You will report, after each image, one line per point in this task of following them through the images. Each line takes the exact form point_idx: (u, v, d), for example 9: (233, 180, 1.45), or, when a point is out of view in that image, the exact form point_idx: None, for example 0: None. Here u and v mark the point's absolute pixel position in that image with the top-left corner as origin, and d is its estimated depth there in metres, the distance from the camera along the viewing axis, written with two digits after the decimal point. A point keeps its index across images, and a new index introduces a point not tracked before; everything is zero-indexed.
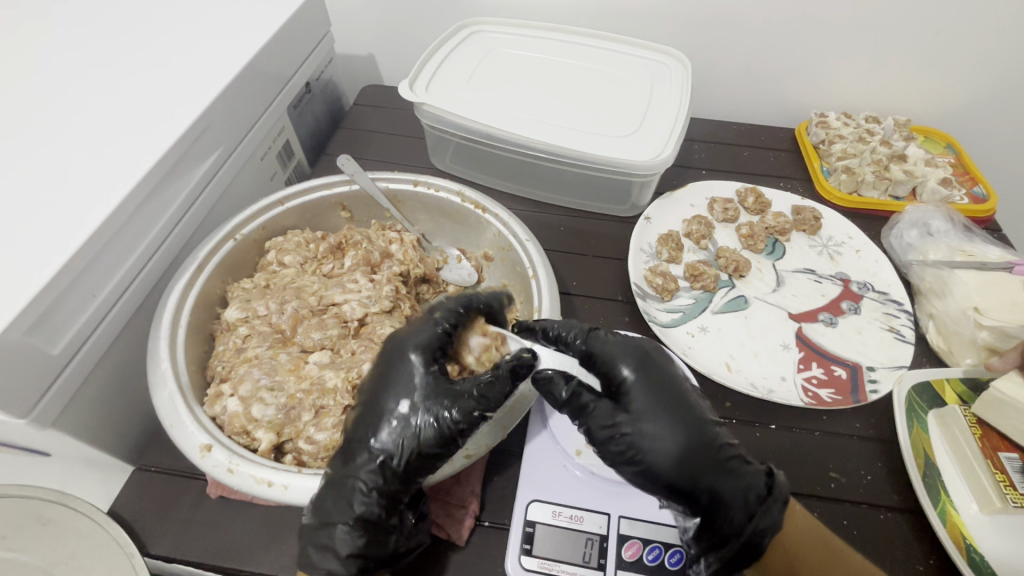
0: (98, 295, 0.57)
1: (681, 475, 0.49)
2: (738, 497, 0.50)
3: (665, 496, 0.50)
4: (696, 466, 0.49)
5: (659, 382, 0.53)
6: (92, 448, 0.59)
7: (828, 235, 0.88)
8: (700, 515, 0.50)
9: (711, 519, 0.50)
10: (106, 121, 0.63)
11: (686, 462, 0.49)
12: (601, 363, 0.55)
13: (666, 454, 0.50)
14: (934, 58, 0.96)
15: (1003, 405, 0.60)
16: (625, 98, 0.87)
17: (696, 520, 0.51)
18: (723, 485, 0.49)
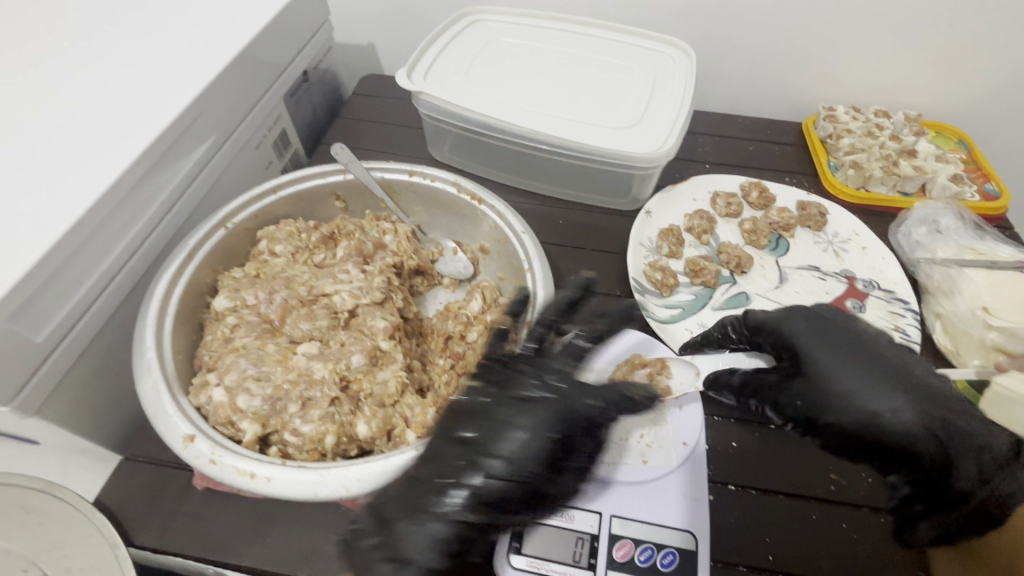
0: (84, 282, 0.56)
1: (918, 425, 0.48)
2: (972, 436, 0.49)
3: (878, 452, 0.49)
4: (929, 409, 0.49)
5: (845, 332, 0.54)
6: (78, 436, 0.58)
7: (834, 231, 0.86)
8: (934, 465, 0.49)
9: (947, 466, 0.49)
10: (95, 106, 0.62)
11: (921, 406, 0.49)
12: (767, 328, 0.58)
13: (880, 407, 0.49)
14: (947, 51, 0.93)
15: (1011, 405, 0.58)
16: (628, 88, 0.85)
17: (925, 472, 0.49)
18: (964, 427, 0.49)
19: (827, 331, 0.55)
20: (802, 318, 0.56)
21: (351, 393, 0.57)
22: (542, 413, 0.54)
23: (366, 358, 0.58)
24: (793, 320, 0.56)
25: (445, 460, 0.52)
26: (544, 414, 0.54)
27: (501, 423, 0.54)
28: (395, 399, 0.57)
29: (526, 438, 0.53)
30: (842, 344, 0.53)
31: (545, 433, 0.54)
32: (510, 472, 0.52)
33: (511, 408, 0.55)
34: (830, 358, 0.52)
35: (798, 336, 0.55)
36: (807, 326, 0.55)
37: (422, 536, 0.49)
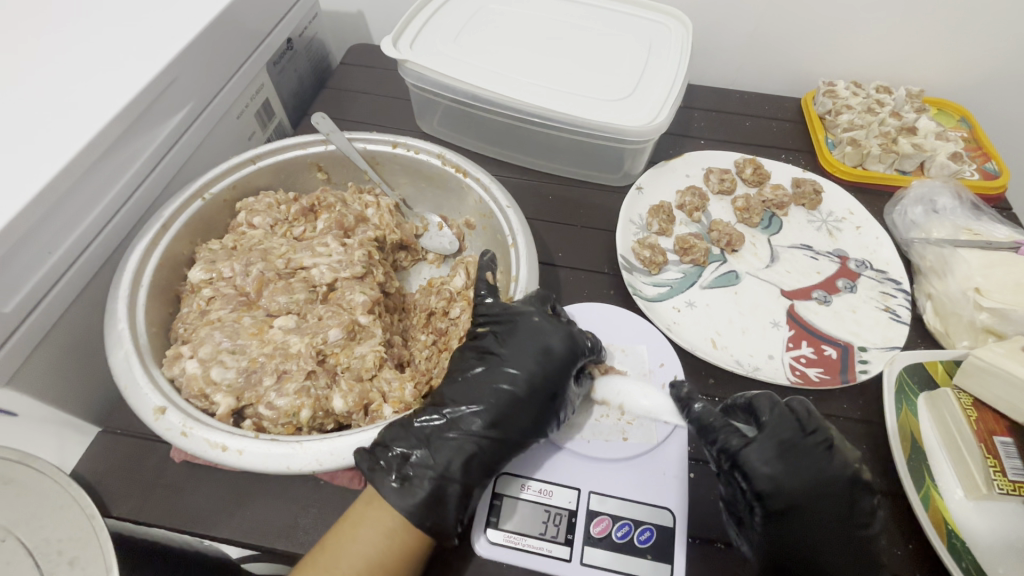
0: (53, 252, 0.55)
1: None
2: None
3: None
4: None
5: (804, 491, 0.51)
6: (53, 406, 0.58)
7: (828, 210, 0.84)
8: None
9: None
10: (62, 70, 0.59)
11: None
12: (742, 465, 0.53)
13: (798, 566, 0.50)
14: (954, 24, 0.90)
15: (985, 375, 0.59)
16: (621, 60, 0.82)
17: None
18: None
19: (818, 491, 0.51)
20: (778, 466, 0.52)
21: (327, 366, 0.56)
22: (552, 339, 0.56)
23: (342, 331, 0.57)
24: (783, 480, 0.52)
25: (472, 383, 0.55)
26: (545, 340, 0.56)
27: (517, 350, 0.56)
28: (373, 374, 0.57)
29: (550, 361, 0.55)
30: (819, 515, 0.51)
31: (550, 357, 0.56)
32: (528, 388, 0.54)
33: (531, 333, 0.56)
34: (797, 524, 0.51)
35: (782, 499, 0.51)
36: (790, 490, 0.51)
37: (450, 454, 0.51)
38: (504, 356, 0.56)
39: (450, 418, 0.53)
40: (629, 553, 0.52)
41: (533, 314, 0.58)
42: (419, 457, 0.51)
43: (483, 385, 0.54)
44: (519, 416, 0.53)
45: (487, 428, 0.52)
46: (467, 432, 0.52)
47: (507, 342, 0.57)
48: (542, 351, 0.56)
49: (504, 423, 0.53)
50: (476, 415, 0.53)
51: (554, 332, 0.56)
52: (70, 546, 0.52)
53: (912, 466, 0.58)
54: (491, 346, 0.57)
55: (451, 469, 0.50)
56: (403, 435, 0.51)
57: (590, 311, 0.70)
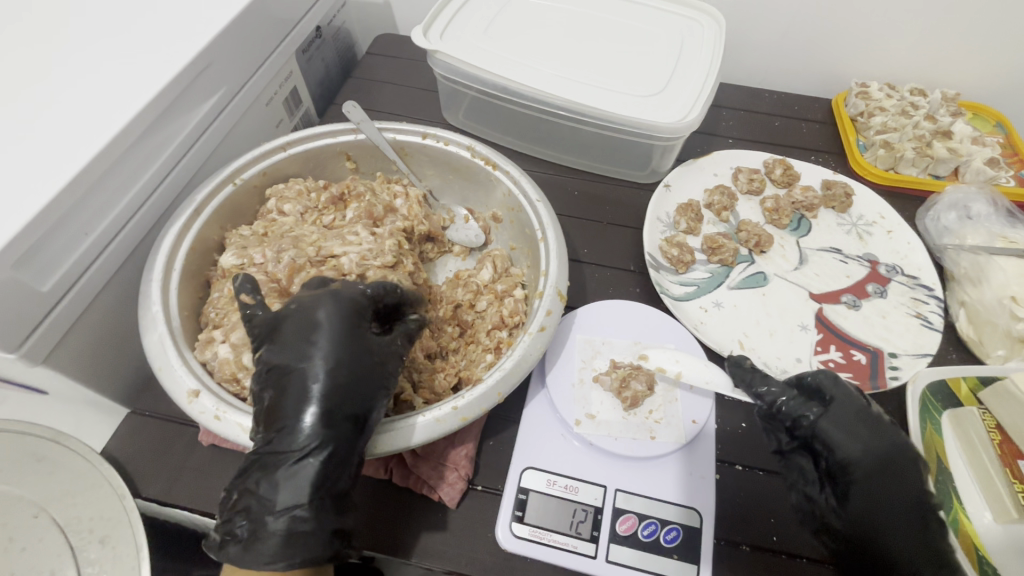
0: (89, 234, 0.55)
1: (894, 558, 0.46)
2: None
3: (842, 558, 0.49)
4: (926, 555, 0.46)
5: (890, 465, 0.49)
6: (86, 386, 0.59)
7: (858, 213, 0.83)
8: None
9: None
10: (101, 53, 0.60)
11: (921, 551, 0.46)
12: (819, 439, 0.51)
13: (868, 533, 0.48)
14: (996, 27, 0.88)
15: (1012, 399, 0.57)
16: (652, 56, 0.81)
17: None
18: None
19: (893, 469, 0.49)
20: (855, 436, 0.50)
21: None
22: (329, 316, 0.50)
23: None
24: (869, 448, 0.50)
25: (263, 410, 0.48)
26: (320, 323, 0.49)
27: (292, 346, 0.49)
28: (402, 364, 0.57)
29: (331, 342, 0.48)
30: (900, 483, 0.48)
31: (346, 332, 0.49)
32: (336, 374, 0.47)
33: (298, 324, 0.50)
34: (878, 496, 0.48)
35: (864, 466, 0.49)
36: (877, 458, 0.49)
37: (287, 487, 0.44)
38: (284, 360, 0.48)
39: (273, 449, 0.45)
40: (655, 553, 0.52)
41: (297, 302, 0.51)
42: (254, 510, 0.45)
43: (285, 397, 0.47)
44: (342, 405, 0.47)
45: (315, 437, 0.45)
46: (291, 452, 0.45)
47: (279, 345, 0.49)
48: (316, 333, 0.49)
49: (330, 419, 0.46)
50: (297, 434, 0.45)
51: (350, 286, 0.53)
52: (101, 525, 0.52)
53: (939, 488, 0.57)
54: (268, 358, 0.49)
55: (292, 499, 0.44)
56: (255, 467, 0.46)
57: (615, 309, 0.70)
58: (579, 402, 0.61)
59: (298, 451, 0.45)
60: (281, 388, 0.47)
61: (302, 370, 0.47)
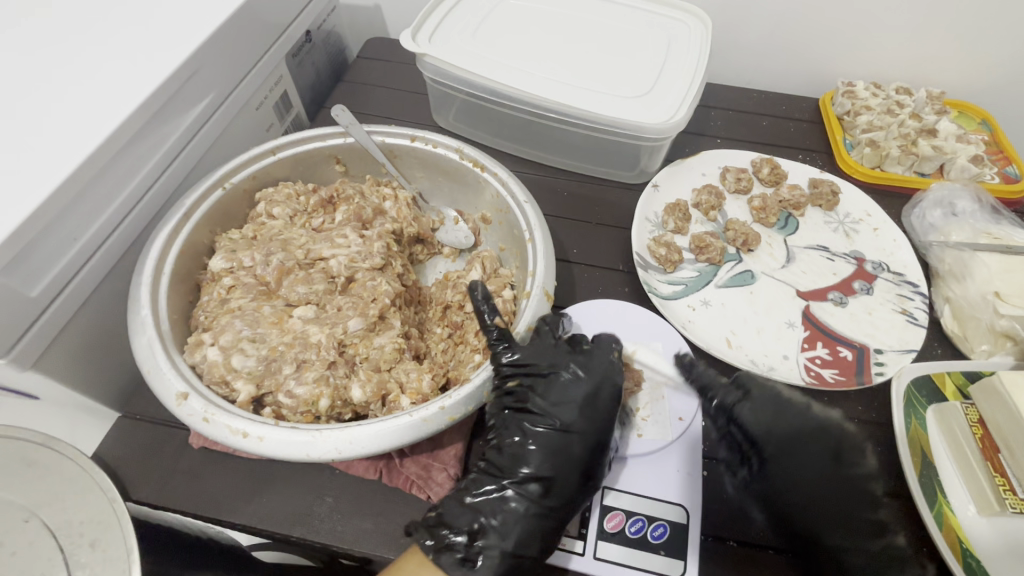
0: (79, 239, 0.55)
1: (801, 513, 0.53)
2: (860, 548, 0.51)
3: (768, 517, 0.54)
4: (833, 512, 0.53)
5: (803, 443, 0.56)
6: (75, 390, 0.59)
7: (845, 211, 0.83)
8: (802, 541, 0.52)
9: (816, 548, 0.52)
10: (92, 59, 0.60)
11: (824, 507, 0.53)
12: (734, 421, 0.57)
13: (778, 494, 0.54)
14: (979, 25, 0.89)
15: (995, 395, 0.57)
16: (640, 57, 0.82)
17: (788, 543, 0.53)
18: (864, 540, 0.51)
19: (797, 447, 0.56)
20: (770, 417, 0.57)
21: (347, 358, 0.57)
22: (602, 386, 0.56)
23: (363, 323, 0.58)
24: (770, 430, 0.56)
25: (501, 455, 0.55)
26: (582, 387, 0.56)
27: (560, 403, 0.55)
28: (391, 365, 0.58)
29: (592, 413, 0.55)
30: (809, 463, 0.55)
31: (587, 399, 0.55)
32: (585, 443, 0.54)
33: (569, 385, 0.56)
34: (788, 472, 0.55)
35: (770, 448, 0.56)
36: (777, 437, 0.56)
37: (516, 531, 0.50)
38: (550, 414, 0.55)
39: (513, 490, 0.52)
40: (641, 549, 0.53)
41: (575, 361, 0.57)
42: (484, 514, 0.51)
43: (527, 444, 0.54)
44: (579, 472, 0.53)
45: (553, 495, 0.52)
46: (526, 503, 0.51)
47: (548, 398, 0.56)
48: (586, 402, 0.55)
49: (567, 485, 0.52)
50: (541, 484, 0.52)
51: (610, 358, 0.59)
52: (92, 528, 0.53)
53: (925, 483, 0.57)
54: (536, 404, 0.55)
55: (520, 544, 0.50)
56: (489, 498, 0.52)
57: (602, 308, 0.70)
58: None
59: (535, 503, 0.51)
60: (550, 443, 0.54)
61: (558, 430, 0.54)
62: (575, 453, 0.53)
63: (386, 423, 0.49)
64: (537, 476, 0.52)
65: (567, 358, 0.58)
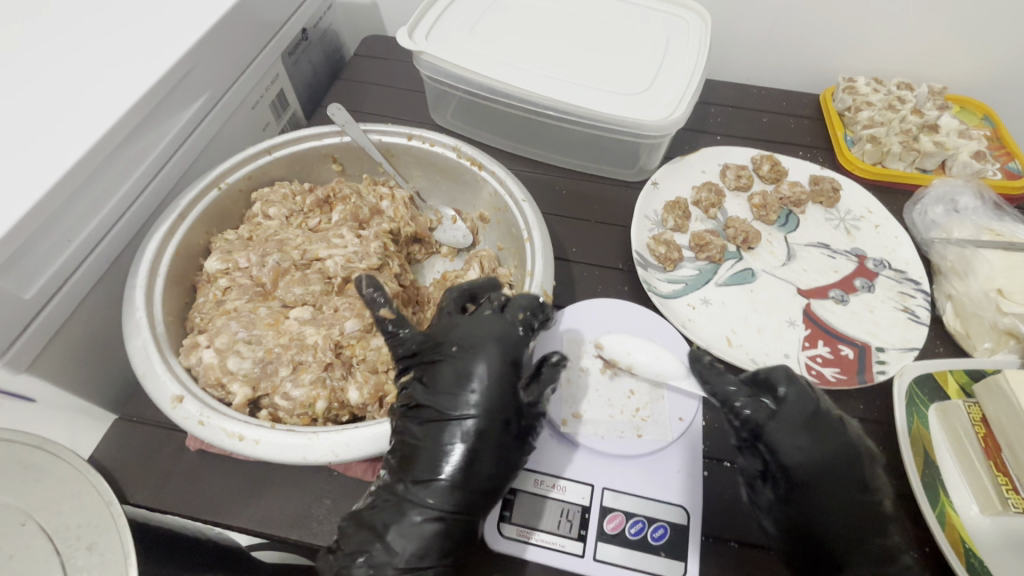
0: (72, 240, 0.55)
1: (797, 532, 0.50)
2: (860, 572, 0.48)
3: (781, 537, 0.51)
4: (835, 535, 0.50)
5: (838, 467, 0.51)
6: (71, 392, 0.59)
7: (846, 208, 0.83)
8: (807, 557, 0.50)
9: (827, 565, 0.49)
10: (85, 58, 0.59)
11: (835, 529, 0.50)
12: (765, 439, 0.53)
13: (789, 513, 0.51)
14: (982, 20, 0.88)
15: (997, 394, 0.56)
16: (638, 54, 0.81)
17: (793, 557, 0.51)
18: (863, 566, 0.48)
19: (837, 470, 0.51)
20: (798, 434, 0.52)
21: (345, 359, 0.57)
22: (490, 363, 0.51)
23: (359, 324, 0.58)
24: (808, 454, 0.52)
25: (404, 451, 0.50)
26: (468, 368, 0.51)
27: (445, 390, 0.51)
28: (389, 366, 0.57)
29: (486, 391, 0.50)
30: (842, 484, 0.51)
31: (499, 384, 0.51)
32: (492, 433, 0.49)
33: (454, 368, 0.51)
34: (819, 497, 0.51)
35: (802, 472, 0.51)
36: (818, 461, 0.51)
37: (412, 539, 0.47)
38: (435, 405, 0.50)
39: (405, 497, 0.48)
40: (642, 551, 0.52)
41: (459, 338, 0.53)
42: (381, 523, 0.48)
43: (423, 448, 0.49)
44: (479, 461, 0.49)
45: (447, 497, 0.48)
46: (422, 507, 0.48)
47: (433, 387, 0.51)
48: (470, 384, 0.50)
49: (466, 477, 0.48)
50: (436, 483, 0.48)
51: (506, 325, 0.54)
52: (89, 531, 0.52)
53: (927, 482, 0.57)
54: (421, 397, 0.51)
55: (417, 552, 0.47)
56: (382, 509, 0.48)
57: (602, 307, 0.70)
58: (566, 401, 0.62)
59: (430, 506, 0.47)
60: (430, 438, 0.49)
61: (444, 419, 0.50)
62: (463, 443, 0.49)
63: (385, 425, 0.50)
64: (439, 474, 0.48)
65: (450, 338, 0.53)
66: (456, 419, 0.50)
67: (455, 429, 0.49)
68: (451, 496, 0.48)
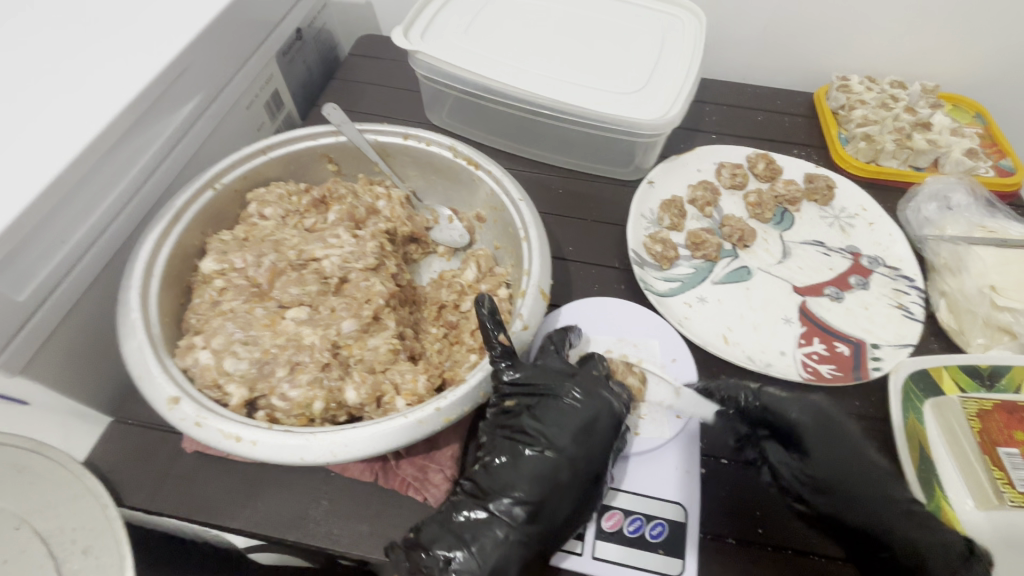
0: (66, 242, 0.55)
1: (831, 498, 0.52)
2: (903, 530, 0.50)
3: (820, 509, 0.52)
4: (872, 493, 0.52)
5: (830, 427, 0.56)
6: (64, 395, 0.58)
7: (841, 206, 0.83)
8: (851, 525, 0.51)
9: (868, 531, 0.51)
10: (80, 58, 0.59)
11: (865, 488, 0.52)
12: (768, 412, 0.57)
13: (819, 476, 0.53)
14: (973, 19, 0.89)
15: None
16: (634, 52, 0.81)
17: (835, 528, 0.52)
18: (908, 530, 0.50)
19: (831, 431, 0.56)
20: (807, 411, 0.57)
21: (342, 360, 0.57)
22: (603, 412, 0.54)
23: (356, 324, 0.58)
24: (806, 437, 0.55)
25: (495, 476, 0.51)
26: (580, 414, 0.53)
27: (555, 427, 0.53)
28: (386, 366, 0.57)
29: (596, 439, 0.53)
30: (848, 449, 0.55)
31: (605, 438, 0.53)
32: (587, 479, 0.51)
33: (569, 409, 0.54)
34: (833, 462, 0.54)
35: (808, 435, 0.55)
36: (817, 425, 0.56)
37: (493, 558, 0.48)
38: (544, 437, 0.52)
39: (493, 519, 0.49)
40: (639, 548, 0.52)
41: (581, 384, 0.56)
42: (467, 533, 0.49)
43: (520, 475, 0.51)
44: (567, 502, 0.50)
45: (530, 526, 0.49)
46: (507, 531, 0.49)
47: (542, 422, 0.53)
48: (582, 431, 0.53)
49: (551, 513, 0.50)
50: (526, 512, 0.49)
51: (613, 389, 0.57)
52: (85, 535, 0.52)
53: (923, 478, 0.58)
54: (530, 425, 0.53)
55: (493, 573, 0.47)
56: (470, 525, 0.49)
57: (599, 305, 0.70)
58: None
59: (519, 530, 0.49)
60: (522, 470, 0.51)
61: (546, 454, 0.51)
62: (560, 480, 0.51)
63: (382, 425, 0.49)
64: (525, 502, 0.49)
65: (571, 380, 0.56)
66: (559, 455, 0.52)
67: (554, 466, 0.51)
68: (530, 528, 0.49)
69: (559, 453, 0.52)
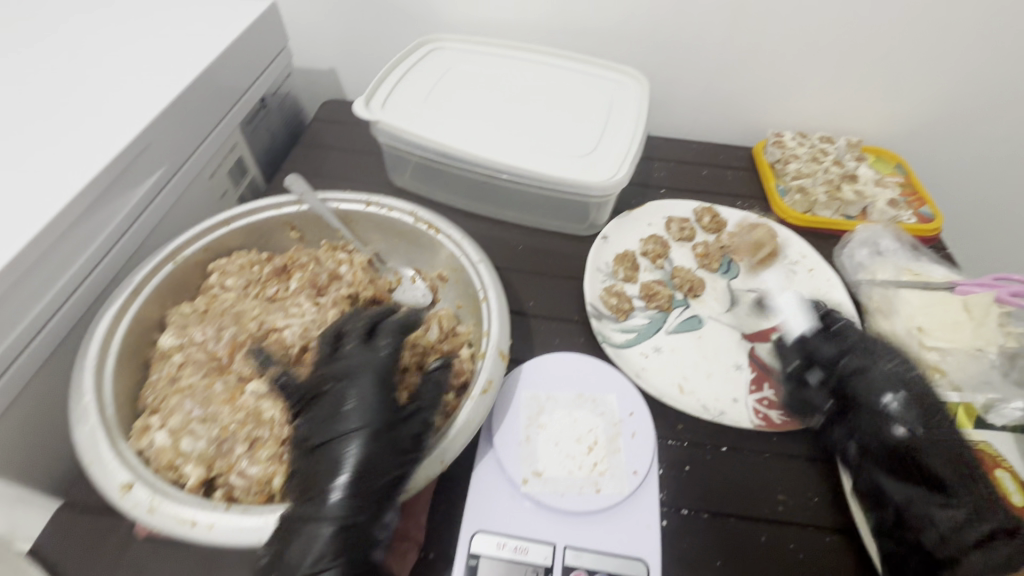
0: (18, 325, 0.54)
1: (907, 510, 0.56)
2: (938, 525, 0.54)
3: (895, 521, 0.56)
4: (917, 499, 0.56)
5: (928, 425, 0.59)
6: (8, 482, 0.56)
7: (782, 254, 0.89)
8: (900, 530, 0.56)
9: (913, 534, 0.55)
10: (38, 140, 0.60)
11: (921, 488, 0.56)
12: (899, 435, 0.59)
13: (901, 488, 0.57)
14: (886, 80, 0.99)
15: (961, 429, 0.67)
16: (583, 117, 0.87)
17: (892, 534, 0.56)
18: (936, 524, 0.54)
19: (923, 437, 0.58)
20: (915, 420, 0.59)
21: None
22: (363, 385, 0.53)
23: None
24: (910, 435, 0.58)
25: (310, 466, 0.50)
26: (352, 391, 0.53)
27: (347, 407, 0.52)
28: None
29: (365, 405, 0.52)
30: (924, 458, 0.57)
31: (372, 402, 0.53)
32: (369, 449, 0.50)
33: (333, 396, 0.53)
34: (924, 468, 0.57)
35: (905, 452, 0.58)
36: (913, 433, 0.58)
37: (309, 550, 0.45)
38: (323, 426, 0.52)
39: (307, 513, 0.47)
40: None
41: (344, 369, 0.55)
42: (297, 524, 0.47)
43: (325, 463, 0.50)
44: (371, 473, 0.49)
45: (342, 506, 0.47)
46: (325, 518, 0.47)
47: (330, 409, 0.53)
48: (350, 403, 0.52)
49: (359, 487, 0.48)
50: (328, 495, 0.48)
51: (376, 356, 0.57)
52: None
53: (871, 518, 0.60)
54: (318, 415, 0.53)
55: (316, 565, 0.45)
56: (295, 518, 0.47)
57: (560, 365, 0.71)
58: (525, 460, 0.63)
59: (331, 518, 0.47)
60: (324, 458, 0.50)
61: (345, 435, 0.51)
62: (354, 454, 0.49)
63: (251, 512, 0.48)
64: (334, 486, 0.48)
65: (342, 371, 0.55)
66: (349, 433, 0.51)
67: (343, 446, 0.50)
68: (348, 507, 0.47)
69: (347, 429, 0.51)
